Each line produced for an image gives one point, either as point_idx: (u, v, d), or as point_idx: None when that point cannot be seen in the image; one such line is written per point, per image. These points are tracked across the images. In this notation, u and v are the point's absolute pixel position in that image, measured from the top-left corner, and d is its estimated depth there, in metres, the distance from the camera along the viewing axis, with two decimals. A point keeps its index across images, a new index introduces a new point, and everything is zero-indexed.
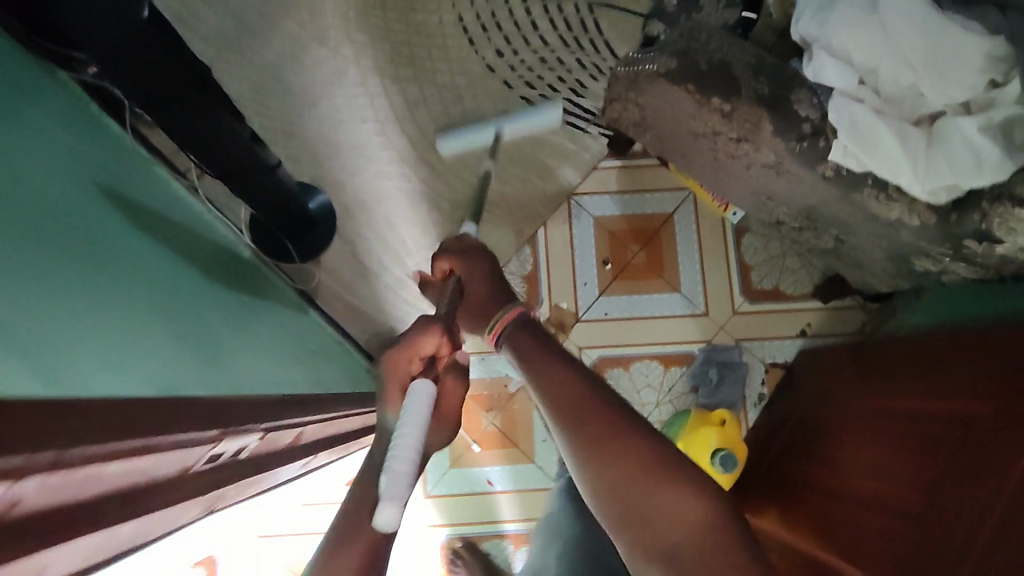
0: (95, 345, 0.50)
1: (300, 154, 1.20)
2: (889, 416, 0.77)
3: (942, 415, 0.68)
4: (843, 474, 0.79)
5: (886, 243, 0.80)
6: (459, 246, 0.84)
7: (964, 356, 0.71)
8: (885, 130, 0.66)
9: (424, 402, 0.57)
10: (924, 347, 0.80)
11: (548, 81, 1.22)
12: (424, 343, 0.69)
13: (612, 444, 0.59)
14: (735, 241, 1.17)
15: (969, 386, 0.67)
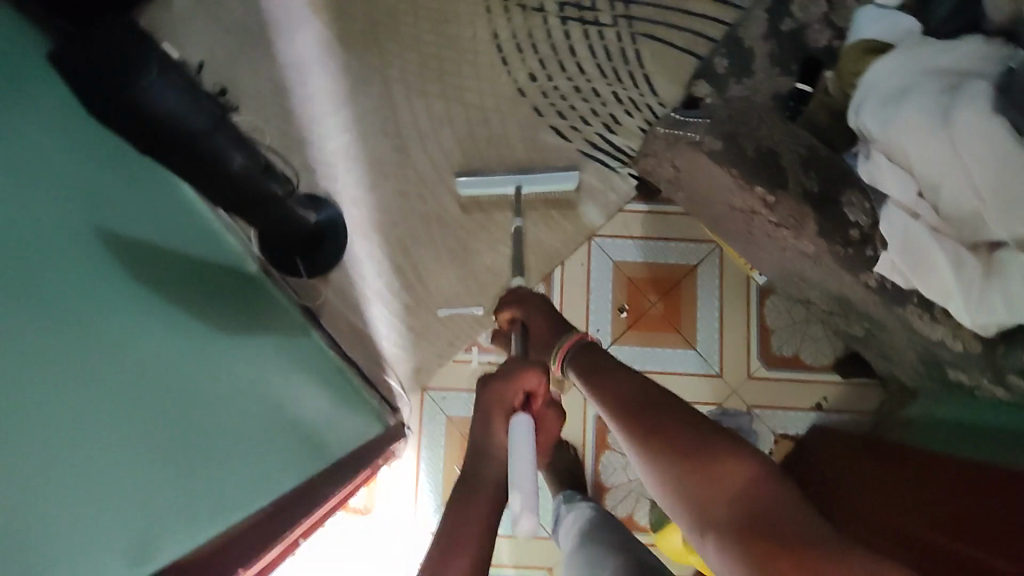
0: (60, 460, 0.44)
1: (317, 164, 1.15)
2: (886, 526, 0.74)
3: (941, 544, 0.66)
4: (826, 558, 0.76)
5: (919, 347, 0.78)
6: (515, 295, 0.90)
7: (982, 498, 0.68)
8: (939, 253, 0.61)
9: (526, 431, 0.62)
10: (938, 471, 0.78)
11: (580, 112, 1.15)
12: (527, 378, 0.70)
13: (650, 405, 0.62)
14: (759, 302, 1.12)
15: (980, 529, 0.64)
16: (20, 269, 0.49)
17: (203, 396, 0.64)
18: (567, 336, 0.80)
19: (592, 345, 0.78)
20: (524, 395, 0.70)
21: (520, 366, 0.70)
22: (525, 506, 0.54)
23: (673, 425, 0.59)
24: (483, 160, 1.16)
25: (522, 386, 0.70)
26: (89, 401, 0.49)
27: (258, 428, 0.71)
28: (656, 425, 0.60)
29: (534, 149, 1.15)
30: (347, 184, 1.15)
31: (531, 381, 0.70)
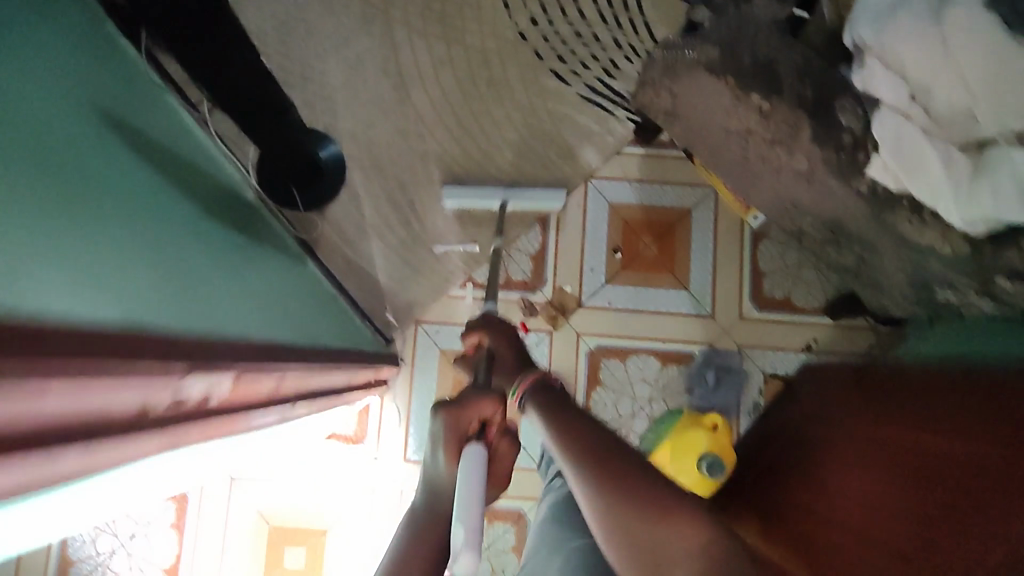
0: (118, 245, 0.45)
1: (315, 99, 1.14)
2: (888, 451, 0.74)
3: (945, 454, 0.64)
4: (835, 506, 0.76)
5: (908, 268, 0.79)
6: (485, 319, 0.87)
7: (975, 402, 0.68)
8: (930, 152, 0.62)
9: (477, 465, 0.59)
10: (932, 385, 0.78)
11: (580, 56, 1.14)
12: (483, 407, 0.67)
13: (609, 453, 0.50)
14: (751, 247, 1.14)
15: (979, 430, 0.63)
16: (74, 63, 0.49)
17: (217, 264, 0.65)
18: (529, 372, 0.72)
19: (551, 389, 0.66)
20: (479, 424, 0.67)
21: (478, 395, 0.68)
22: (466, 542, 0.50)
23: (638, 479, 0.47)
24: (482, 104, 1.15)
25: (478, 414, 0.67)
26: (143, 214, 0.50)
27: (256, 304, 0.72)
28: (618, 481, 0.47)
29: (535, 94, 1.14)
30: (346, 120, 1.14)
31: (486, 410, 0.68)
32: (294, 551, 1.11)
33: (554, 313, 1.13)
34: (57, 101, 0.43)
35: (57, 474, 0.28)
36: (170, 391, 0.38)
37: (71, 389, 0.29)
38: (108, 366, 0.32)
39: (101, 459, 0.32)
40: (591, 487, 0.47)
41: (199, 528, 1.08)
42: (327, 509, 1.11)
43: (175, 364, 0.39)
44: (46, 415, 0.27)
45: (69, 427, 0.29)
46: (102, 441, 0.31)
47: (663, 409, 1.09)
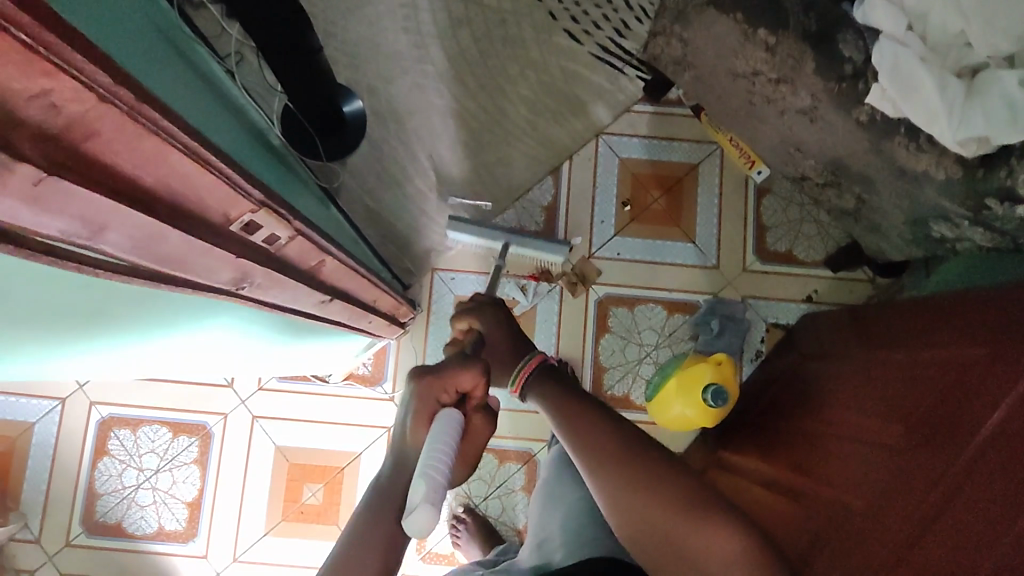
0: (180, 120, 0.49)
1: (337, 54, 1.18)
2: (883, 371, 0.79)
3: (934, 366, 0.70)
4: (832, 424, 0.82)
5: (904, 203, 0.82)
6: (471, 305, 0.89)
7: (962, 314, 0.73)
8: (926, 75, 0.66)
9: (451, 422, 0.64)
10: (924, 305, 0.83)
11: (593, 17, 1.18)
12: (462, 377, 0.69)
13: (621, 456, 0.58)
14: (755, 201, 1.17)
15: (965, 339, 0.69)
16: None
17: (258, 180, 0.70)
18: (527, 357, 0.78)
19: (551, 369, 0.75)
20: (456, 394, 0.69)
21: (458, 364, 0.70)
22: (426, 497, 0.56)
23: (655, 484, 0.56)
24: (498, 61, 1.19)
25: (455, 384, 0.69)
26: (202, 109, 0.54)
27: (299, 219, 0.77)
28: (642, 486, 0.56)
29: (548, 51, 1.19)
30: (366, 74, 1.18)
31: (465, 382, 0.69)
32: (312, 487, 1.11)
33: (575, 281, 1.15)
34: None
35: (146, 247, 0.33)
36: (261, 231, 0.42)
37: (202, 175, 0.33)
38: (236, 179, 0.36)
39: (193, 255, 0.36)
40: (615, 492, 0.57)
41: (221, 464, 1.11)
42: (344, 445, 1.12)
43: (279, 209, 0.43)
44: (167, 187, 0.32)
45: (181, 206, 0.33)
46: (200, 235, 0.35)
47: (668, 355, 1.13)
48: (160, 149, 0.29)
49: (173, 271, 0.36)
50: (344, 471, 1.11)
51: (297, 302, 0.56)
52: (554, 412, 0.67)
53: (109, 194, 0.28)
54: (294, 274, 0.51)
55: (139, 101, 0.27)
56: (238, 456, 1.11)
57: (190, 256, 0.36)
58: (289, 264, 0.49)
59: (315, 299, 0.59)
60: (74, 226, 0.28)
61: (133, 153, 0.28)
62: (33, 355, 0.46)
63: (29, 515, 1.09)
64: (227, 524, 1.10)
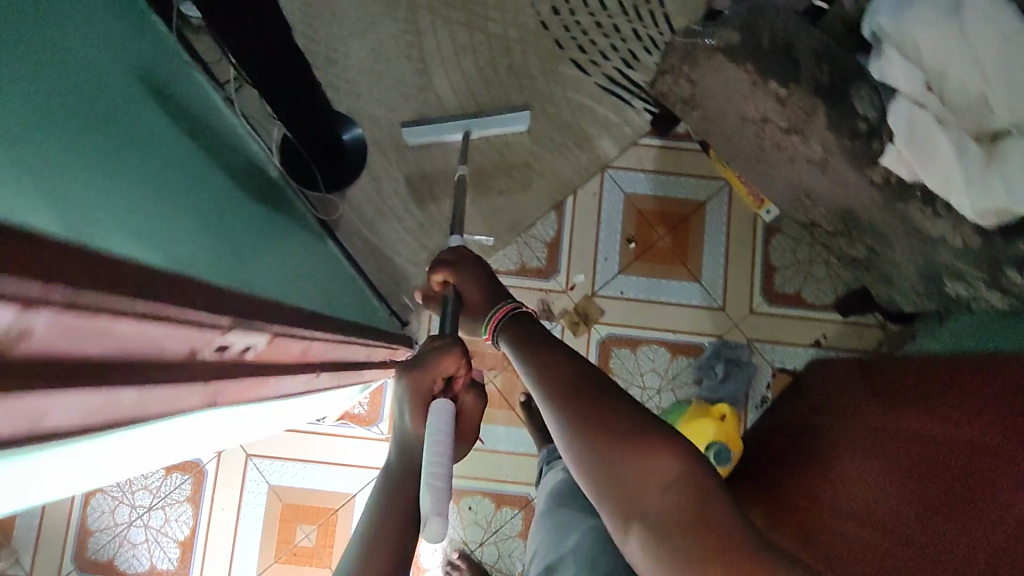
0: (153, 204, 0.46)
1: (339, 83, 1.15)
2: (890, 435, 0.77)
3: (944, 441, 0.69)
4: (835, 487, 0.81)
5: (918, 259, 0.78)
6: (451, 255, 0.77)
7: (971, 386, 0.72)
8: (943, 140, 0.62)
9: (444, 419, 0.58)
10: (932, 369, 0.81)
11: (601, 47, 1.16)
12: (444, 362, 0.64)
13: (580, 375, 0.52)
14: (764, 240, 1.14)
15: (976, 416, 0.67)
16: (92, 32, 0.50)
17: (247, 241, 0.66)
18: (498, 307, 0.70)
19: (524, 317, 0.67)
20: (444, 380, 0.65)
21: (438, 350, 0.65)
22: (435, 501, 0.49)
23: (607, 407, 0.49)
24: (502, 92, 1.16)
25: (440, 370, 0.64)
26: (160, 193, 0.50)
27: (287, 270, 0.74)
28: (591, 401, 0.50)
29: (554, 82, 1.16)
30: (368, 103, 1.16)
31: (449, 366, 0.65)
32: (305, 528, 1.09)
33: (577, 320, 1.13)
34: (67, 73, 0.43)
35: (118, 409, 0.30)
36: (238, 344, 0.39)
37: (164, 329, 0.30)
38: (205, 317, 0.33)
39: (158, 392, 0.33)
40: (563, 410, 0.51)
41: (213, 503, 1.09)
42: (339, 486, 1.09)
43: (255, 321, 0.40)
44: (129, 355, 0.28)
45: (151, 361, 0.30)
46: (169, 383, 0.32)
47: (671, 399, 1.10)
48: (118, 322, 0.26)
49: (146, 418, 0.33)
50: (339, 512, 1.09)
51: (283, 386, 0.53)
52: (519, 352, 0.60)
53: (69, 385, 0.25)
54: (277, 369, 0.48)
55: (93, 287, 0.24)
56: (231, 495, 1.09)
57: (158, 403, 0.33)
58: (274, 367, 0.46)
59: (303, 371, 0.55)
60: (24, 435, 0.24)
61: (90, 335, 0.25)
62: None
63: (21, 551, 1.08)
64: (219, 565, 1.08)
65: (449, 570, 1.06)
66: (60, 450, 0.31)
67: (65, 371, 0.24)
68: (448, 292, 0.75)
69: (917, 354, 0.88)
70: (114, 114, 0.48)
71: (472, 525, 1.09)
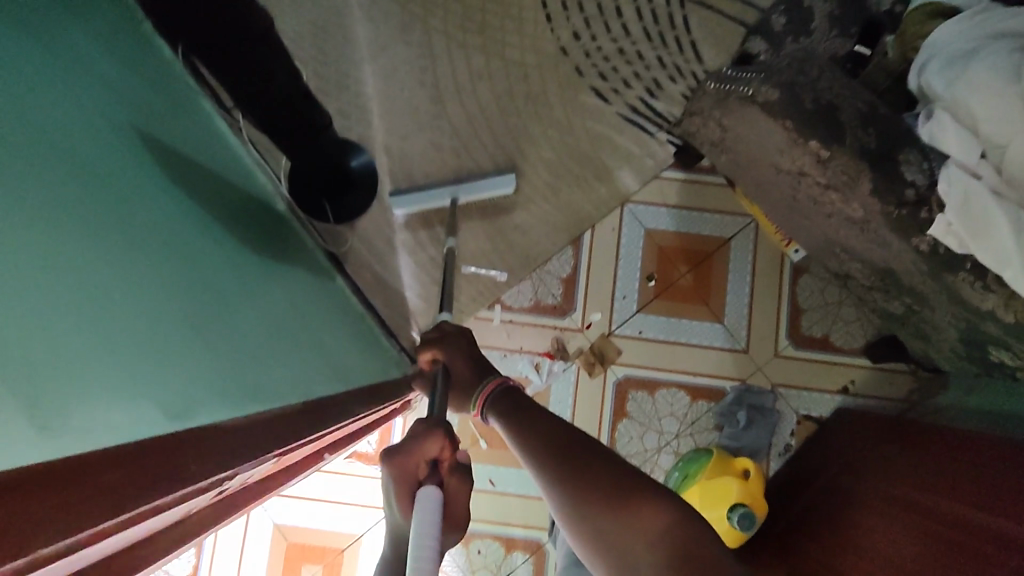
0: (147, 298, 0.43)
1: (352, 109, 1.11)
2: (907, 507, 0.75)
3: (951, 517, 0.68)
4: (851, 552, 0.78)
5: (960, 323, 0.74)
6: (437, 334, 0.85)
7: (980, 463, 0.71)
8: (999, 214, 0.58)
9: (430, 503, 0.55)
10: (945, 440, 0.80)
11: (623, 74, 1.11)
12: (427, 447, 0.66)
13: (570, 448, 0.56)
14: (790, 281, 1.09)
15: (982, 496, 0.67)
16: (92, 90, 0.46)
17: (255, 306, 0.62)
18: (487, 381, 0.72)
19: (510, 389, 0.70)
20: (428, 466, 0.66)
21: (421, 435, 0.67)
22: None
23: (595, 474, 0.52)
24: (519, 123, 1.12)
25: (423, 453, 0.66)
26: (173, 276, 0.47)
27: (294, 326, 0.70)
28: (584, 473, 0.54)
29: (574, 111, 1.11)
30: (381, 131, 1.12)
31: (432, 449, 0.66)
32: (311, 569, 1.06)
33: (593, 360, 1.09)
34: (75, 158, 0.40)
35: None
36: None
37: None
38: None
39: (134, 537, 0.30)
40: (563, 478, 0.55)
41: (217, 542, 1.06)
42: (345, 526, 1.06)
43: None
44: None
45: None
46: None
47: (690, 446, 1.06)
48: None
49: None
50: (345, 553, 1.06)
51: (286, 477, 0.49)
52: (512, 424, 0.64)
53: None
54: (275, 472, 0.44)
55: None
56: (233, 532, 1.06)
57: None
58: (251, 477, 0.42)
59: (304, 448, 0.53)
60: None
61: None
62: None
63: None
64: None
65: None
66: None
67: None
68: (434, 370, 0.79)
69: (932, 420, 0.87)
70: (122, 191, 0.45)
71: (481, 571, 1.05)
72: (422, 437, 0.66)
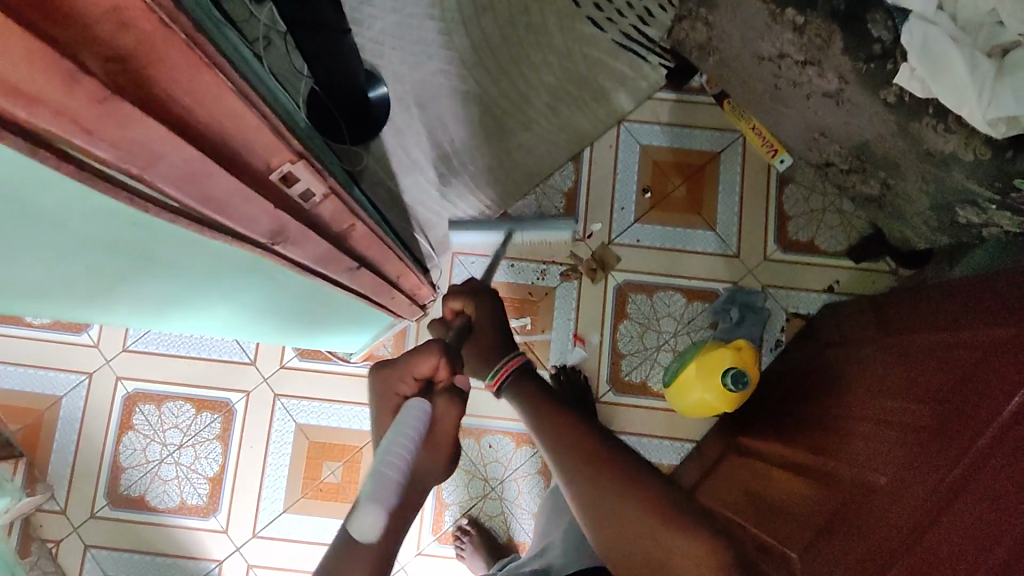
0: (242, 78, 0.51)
1: (362, 39, 1.18)
2: (894, 362, 0.82)
3: (936, 362, 0.75)
4: (846, 409, 0.85)
5: (930, 185, 0.81)
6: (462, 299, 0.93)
7: (957, 307, 0.79)
8: (955, 51, 0.65)
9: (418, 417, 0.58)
10: (922, 302, 0.87)
11: (616, 4, 1.16)
12: (420, 364, 0.68)
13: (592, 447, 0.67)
14: (777, 190, 1.16)
15: (959, 337, 0.73)
16: None
17: None
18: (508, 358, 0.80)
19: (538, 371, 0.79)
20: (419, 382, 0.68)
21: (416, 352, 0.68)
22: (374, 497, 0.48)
23: (628, 495, 0.63)
24: (519, 49, 1.18)
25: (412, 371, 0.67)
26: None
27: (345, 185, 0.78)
28: (620, 486, 0.63)
29: (571, 37, 1.17)
30: (389, 57, 1.18)
31: (425, 367, 0.68)
32: (331, 465, 1.12)
33: (595, 267, 1.16)
34: None
35: None
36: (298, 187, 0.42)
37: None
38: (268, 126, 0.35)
39: (231, 192, 0.38)
40: (586, 493, 0.64)
41: (242, 441, 1.12)
42: (363, 425, 1.12)
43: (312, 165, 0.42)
44: None
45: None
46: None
47: (687, 343, 1.14)
48: None
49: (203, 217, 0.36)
50: (363, 450, 1.12)
51: (331, 264, 0.56)
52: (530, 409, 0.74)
53: None
54: (325, 239, 0.52)
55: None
56: (259, 433, 1.12)
57: None
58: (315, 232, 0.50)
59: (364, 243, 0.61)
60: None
61: None
62: (82, 295, 0.49)
63: (56, 487, 1.11)
64: (247, 500, 1.11)
65: (459, 536, 1.08)
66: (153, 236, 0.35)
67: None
68: (461, 318, 0.81)
69: (931, 290, 0.88)
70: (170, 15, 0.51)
71: (491, 464, 1.11)
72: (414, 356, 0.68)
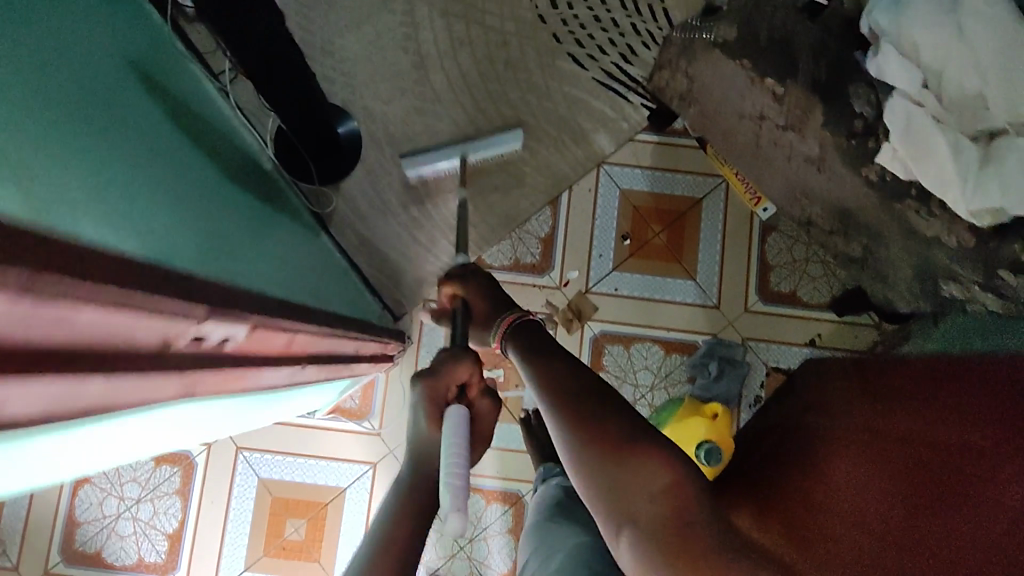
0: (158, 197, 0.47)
1: (334, 74, 1.13)
2: (887, 437, 0.79)
3: (945, 445, 0.72)
4: (832, 484, 0.79)
5: (913, 258, 0.78)
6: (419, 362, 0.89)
7: (959, 386, 0.77)
8: (940, 139, 0.62)
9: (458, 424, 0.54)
10: (913, 380, 0.84)
11: (598, 41, 1.13)
12: (459, 371, 0.64)
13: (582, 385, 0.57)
14: (760, 238, 1.13)
15: (968, 421, 0.72)
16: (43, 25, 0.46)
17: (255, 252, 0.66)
18: (507, 312, 0.71)
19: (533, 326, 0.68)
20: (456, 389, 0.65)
21: (450, 359, 0.65)
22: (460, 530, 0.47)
23: (610, 421, 0.52)
24: (498, 88, 1.14)
25: (454, 380, 0.64)
26: (128, 189, 0.49)
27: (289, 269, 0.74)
28: (602, 413, 0.53)
29: (550, 76, 1.13)
30: (362, 94, 1.14)
31: (463, 373, 0.65)
32: (295, 523, 1.08)
33: (571, 316, 1.12)
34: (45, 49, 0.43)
35: (85, 399, 0.29)
36: (215, 336, 0.38)
37: (140, 319, 0.29)
38: (176, 305, 0.32)
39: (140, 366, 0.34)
40: (566, 419, 0.54)
41: (202, 497, 1.08)
42: (329, 480, 1.09)
43: (232, 311, 0.39)
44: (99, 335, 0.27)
45: (135, 345, 0.30)
46: (144, 375, 0.31)
47: (664, 397, 1.10)
48: (78, 315, 0.25)
49: (112, 411, 0.32)
50: (329, 507, 1.08)
51: (269, 380, 0.51)
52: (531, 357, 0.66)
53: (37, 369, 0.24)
54: (263, 360, 0.47)
55: (51, 274, 0.23)
56: (218, 488, 1.08)
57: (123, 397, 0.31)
58: (265, 356, 0.48)
59: (308, 348, 0.57)
60: None
61: (54, 326, 0.24)
62: None
63: (8, 542, 1.07)
64: (207, 558, 1.07)
65: None
66: (57, 433, 0.31)
67: (33, 358, 0.24)
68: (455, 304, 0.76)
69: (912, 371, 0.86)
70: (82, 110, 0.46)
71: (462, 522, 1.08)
72: (448, 364, 0.64)
